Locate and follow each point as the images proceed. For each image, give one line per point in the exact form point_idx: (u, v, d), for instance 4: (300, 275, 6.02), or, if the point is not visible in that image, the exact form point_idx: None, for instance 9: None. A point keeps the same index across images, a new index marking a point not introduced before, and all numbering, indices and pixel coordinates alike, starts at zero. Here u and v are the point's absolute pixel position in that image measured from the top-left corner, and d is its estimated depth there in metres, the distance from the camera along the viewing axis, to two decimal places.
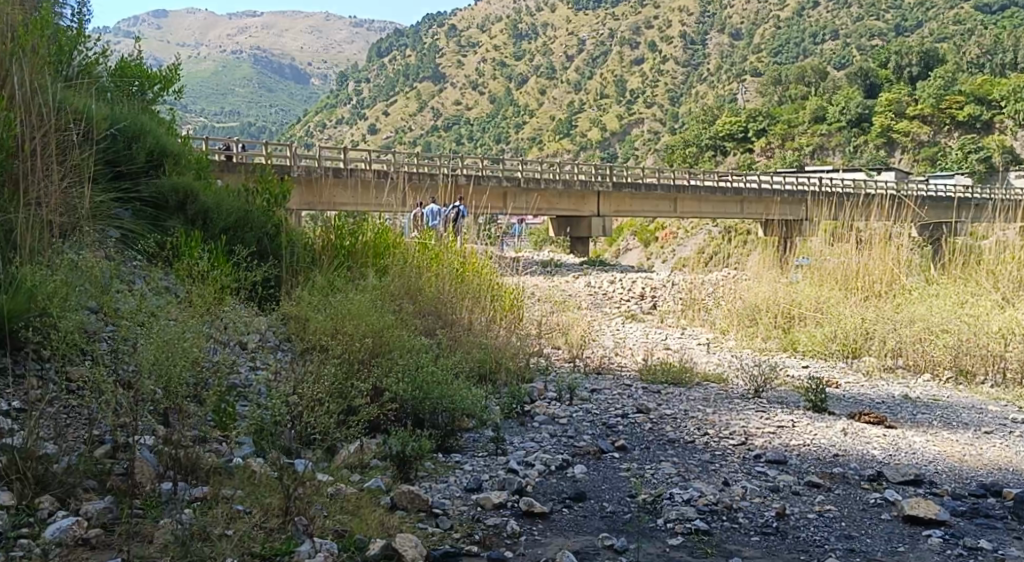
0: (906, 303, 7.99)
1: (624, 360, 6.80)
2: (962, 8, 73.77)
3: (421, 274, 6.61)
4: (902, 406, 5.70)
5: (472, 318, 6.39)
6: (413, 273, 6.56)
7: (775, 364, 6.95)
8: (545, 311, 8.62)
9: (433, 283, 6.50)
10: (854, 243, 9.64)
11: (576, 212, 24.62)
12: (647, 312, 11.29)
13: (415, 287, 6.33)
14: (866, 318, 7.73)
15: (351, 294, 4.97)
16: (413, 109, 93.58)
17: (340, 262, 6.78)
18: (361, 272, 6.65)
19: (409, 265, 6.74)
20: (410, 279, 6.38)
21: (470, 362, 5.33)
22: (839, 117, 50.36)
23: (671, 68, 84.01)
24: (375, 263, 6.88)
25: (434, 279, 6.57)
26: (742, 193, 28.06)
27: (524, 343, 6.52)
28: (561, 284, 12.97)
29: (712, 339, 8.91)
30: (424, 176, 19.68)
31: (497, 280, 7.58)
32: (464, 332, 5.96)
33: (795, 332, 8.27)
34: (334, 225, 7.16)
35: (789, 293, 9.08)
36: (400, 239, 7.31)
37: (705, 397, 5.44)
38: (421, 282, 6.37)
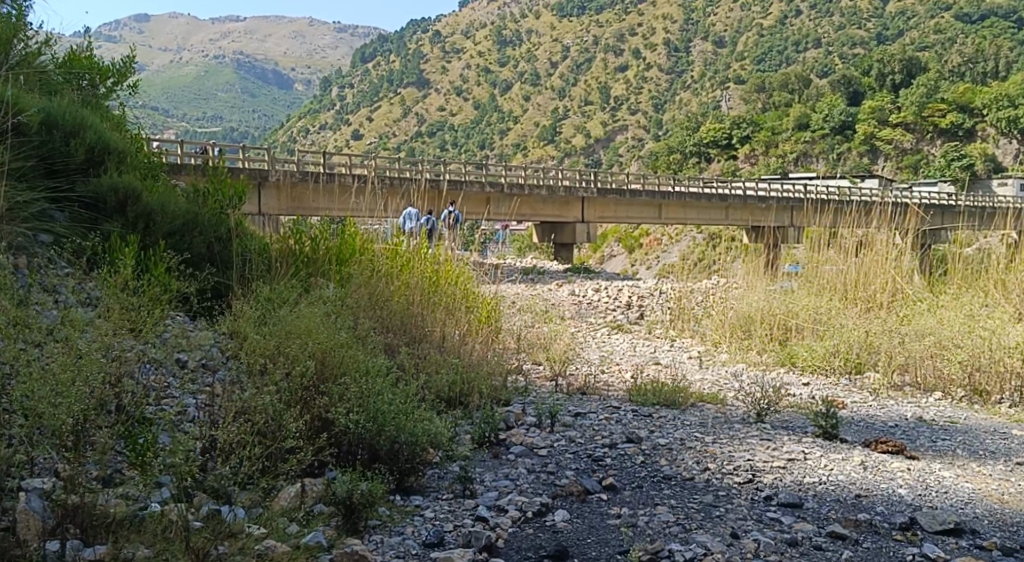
0: (914, 315, 7.46)
1: (611, 377, 6.23)
2: (943, 17, 74.33)
3: (388, 283, 6.01)
4: (918, 430, 5.15)
5: (445, 332, 5.83)
6: (381, 282, 5.96)
7: (776, 383, 6.37)
8: (526, 323, 8.05)
9: (402, 294, 5.90)
10: (851, 248, 9.09)
11: (559, 218, 24.07)
12: (634, 322, 10.75)
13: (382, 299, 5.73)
14: (870, 330, 7.20)
15: (302, 307, 4.33)
16: (397, 115, 93.07)
17: (298, 268, 6.12)
18: (320, 280, 6.01)
19: (376, 275, 6.11)
20: (377, 287, 5.80)
21: (438, 384, 4.74)
22: (824, 124, 49.93)
23: (655, 75, 84.02)
24: (339, 271, 6.24)
25: (402, 288, 5.98)
26: (727, 200, 27.62)
27: (500, 360, 5.94)
28: (544, 292, 12.38)
29: (704, 353, 8.38)
30: (404, 180, 19.15)
31: (472, 288, 7.00)
32: (433, 351, 5.35)
33: (794, 346, 7.72)
34: (297, 227, 6.55)
35: (785, 303, 8.52)
36: (369, 244, 6.66)
37: (701, 423, 4.85)
38: (388, 293, 5.78)
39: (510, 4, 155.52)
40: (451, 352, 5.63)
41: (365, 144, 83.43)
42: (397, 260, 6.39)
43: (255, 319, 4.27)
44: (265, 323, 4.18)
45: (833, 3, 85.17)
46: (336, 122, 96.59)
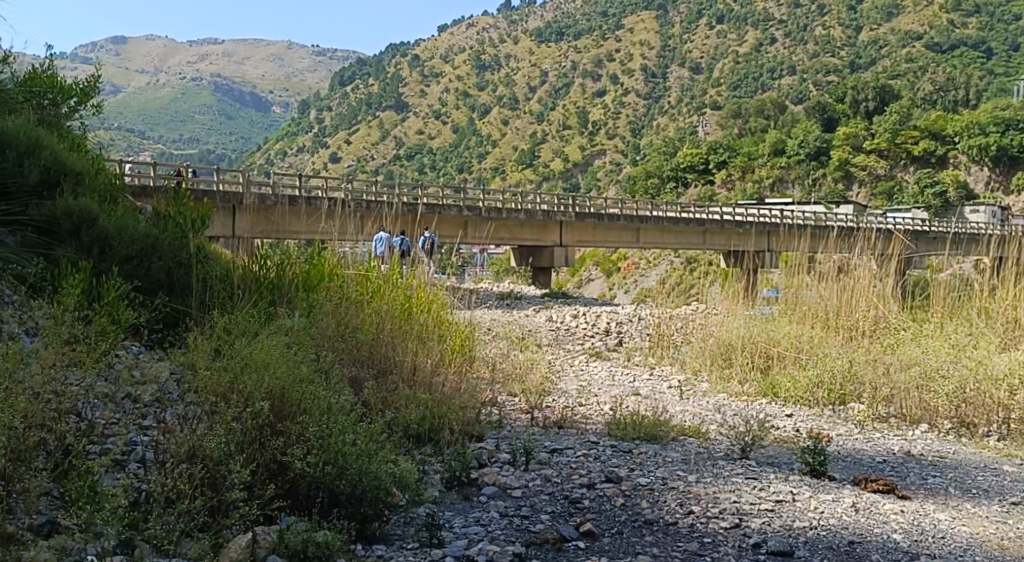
0: (898, 344, 7.31)
1: (592, 409, 5.99)
2: (914, 47, 75.71)
3: (359, 310, 5.77)
4: (907, 466, 4.96)
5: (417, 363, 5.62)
6: (353, 309, 5.73)
7: (760, 415, 6.18)
8: (502, 351, 7.83)
9: (372, 321, 5.64)
10: (833, 275, 8.94)
11: (538, 242, 23.93)
12: (612, 350, 10.54)
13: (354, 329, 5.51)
14: (854, 359, 7.03)
15: (260, 339, 4.06)
16: (375, 138, 93.02)
17: (263, 294, 5.85)
18: (285, 307, 5.73)
19: (346, 302, 5.85)
20: (349, 317, 5.56)
21: (407, 417, 4.51)
22: (798, 150, 50.17)
23: (633, 100, 84.68)
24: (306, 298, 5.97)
25: (373, 316, 5.73)
26: (705, 225, 27.54)
27: (476, 392, 5.72)
28: (521, 318, 12.15)
29: (684, 382, 8.18)
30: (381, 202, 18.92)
31: (446, 315, 6.78)
32: (401, 383, 5.09)
33: (777, 376, 7.53)
34: (264, 252, 6.30)
35: (767, 330, 8.34)
36: (339, 270, 6.40)
37: (683, 459, 4.62)
38: (360, 322, 5.54)
39: (489, 28, 156.51)
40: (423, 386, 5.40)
41: (342, 166, 83.11)
42: (368, 287, 6.16)
43: (209, 351, 4.00)
44: (220, 354, 3.91)
45: (806, 31, 86.53)
46: (314, 144, 96.17)
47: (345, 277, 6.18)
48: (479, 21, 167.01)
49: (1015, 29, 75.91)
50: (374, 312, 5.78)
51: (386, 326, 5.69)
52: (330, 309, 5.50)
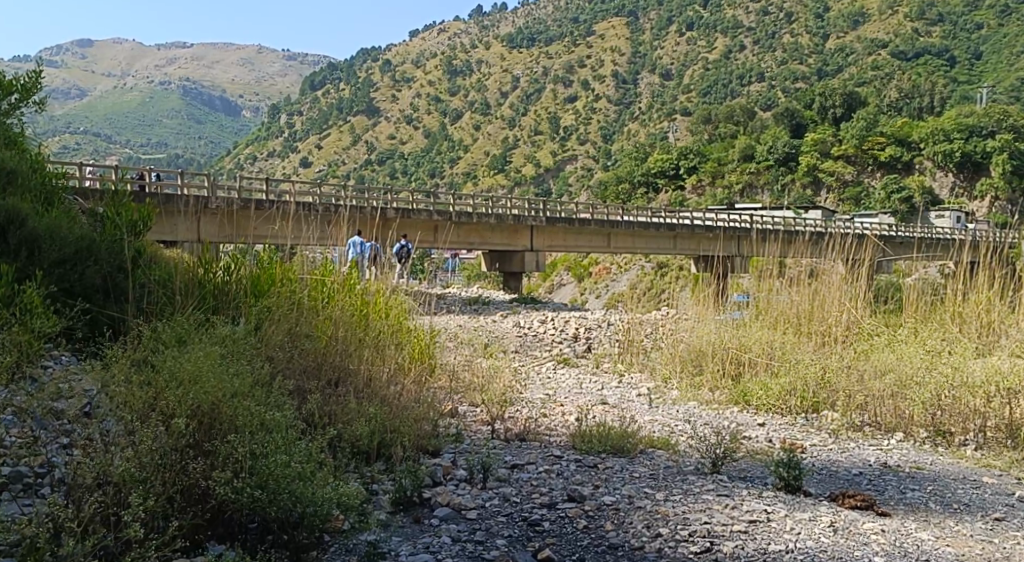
0: (873, 349, 7.12)
1: (557, 420, 5.72)
2: (880, 54, 76.56)
3: (312, 315, 5.45)
4: (884, 479, 4.73)
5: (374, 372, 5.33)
6: (306, 314, 5.41)
7: (731, 426, 5.93)
8: (465, 358, 7.56)
9: (324, 329, 5.32)
10: (806, 281, 8.74)
11: (509, 246, 23.62)
12: (581, 356, 10.28)
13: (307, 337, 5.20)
14: (827, 366, 6.83)
15: (192, 347, 3.69)
16: (347, 143, 92.36)
17: (207, 300, 5.45)
18: (229, 313, 5.37)
19: (298, 307, 5.49)
20: (301, 323, 5.25)
21: (356, 431, 4.21)
22: (768, 156, 50.62)
23: (604, 106, 84.78)
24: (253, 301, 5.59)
25: (327, 322, 5.42)
26: (675, 229, 27.42)
27: (434, 402, 5.43)
28: (488, 324, 11.86)
29: (654, 390, 7.97)
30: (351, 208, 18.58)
31: (405, 320, 6.49)
32: (351, 396, 4.74)
33: (748, 382, 7.33)
34: (212, 252, 5.94)
35: (739, 336, 8.12)
36: (291, 272, 6.01)
37: (652, 475, 4.35)
38: (313, 330, 5.23)
39: (461, 33, 156.13)
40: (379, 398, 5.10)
41: (313, 171, 82.25)
42: (322, 290, 5.85)
43: (136, 361, 3.64)
44: (145, 362, 3.56)
45: (775, 38, 87.27)
46: (284, 148, 95.08)
47: (299, 281, 5.85)
48: (451, 27, 166.62)
49: (977, 38, 77.14)
50: (328, 317, 5.47)
51: (341, 333, 5.38)
52: (280, 316, 5.19)
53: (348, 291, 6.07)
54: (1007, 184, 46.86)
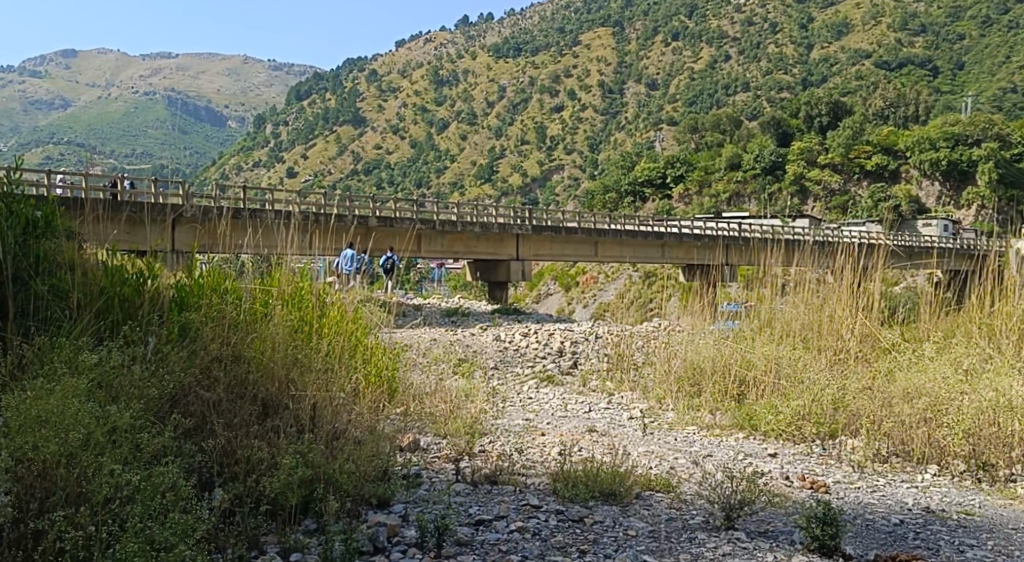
0: (898, 369, 6.25)
1: (537, 454, 4.87)
2: (864, 65, 76.32)
3: (250, 333, 4.57)
4: (932, 531, 3.88)
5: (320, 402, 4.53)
6: (242, 333, 4.54)
7: (740, 463, 5.09)
8: (434, 379, 6.69)
9: (262, 352, 4.42)
10: (815, 290, 7.91)
11: (494, 256, 22.70)
12: (566, 373, 9.37)
13: (242, 363, 4.37)
14: (848, 387, 6.00)
15: (49, 380, 2.77)
16: (333, 152, 91.15)
17: (121, 306, 4.47)
18: (151, 325, 4.43)
19: (234, 323, 4.58)
20: (235, 341, 4.41)
21: (284, 468, 3.39)
22: (754, 164, 49.57)
23: (589, 116, 84.16)
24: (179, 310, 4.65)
25: (265, 341, 4.55)
26: (663, 237, 26.54)
27: (390, 435, 4.58)
28: (465, 338, 10.96)
29: (647, 412, 7.17)
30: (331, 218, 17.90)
31: (364, 338, 5.66)
32: (281, 438, 3.86)
33: (755, 403, 6.48)
34: (142, 258, 5.05)
35: (741, 351, 7.28)
36: (234, 280, 5.08)
37: (651, 534, 3.49)
38: (248, 351, 4.37)
39: (447, 43, 155.66)
40: (324, 440, 4.26)
41: (299, 179, 80.91)
42: (264, 304, 4.97)
43: None
44: None
45: (759, 49, 86.98)
46: (270, 155, 93.79)
47: (243, 292, 4.99)
48: (437, 36, 165.90)
49: (960, 48, 76.98)
50: (270, 332, 4.63)
51: (283, 353, 4.53)
52: (208, 335, 4.30)
53: (301, 305, 5.21)
54: (993, 194, 45.96)
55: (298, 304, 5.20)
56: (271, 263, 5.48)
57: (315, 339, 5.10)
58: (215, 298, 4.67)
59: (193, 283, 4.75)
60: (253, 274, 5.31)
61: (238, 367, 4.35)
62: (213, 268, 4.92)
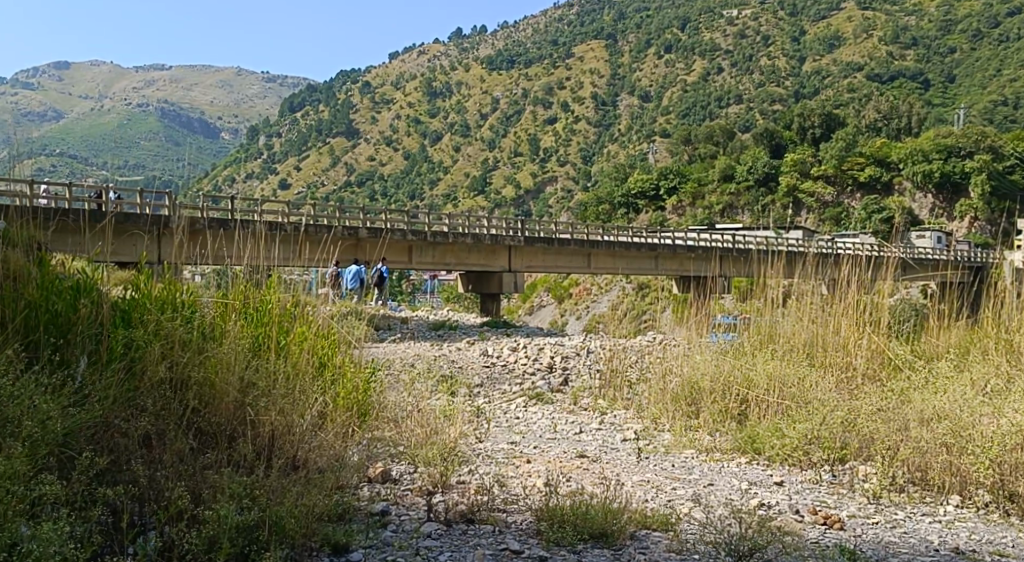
0: (912, 390, 5.81)
1: (520, 484, 4.40)
2: (855, 77, 76.50)
3: (203, 352, 4.15)
4: None
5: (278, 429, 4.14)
6: (195, 352, 4.11)
7: (749, 497, 4.62)
8: (413, 396, 6.21)
9: (213, 374, 3.99)
10: (817, 305, 7.49)
11: (486, 267, 22.23)
12: (556, 390, 8.88)
13: (190, 389, 3.95)
14: (861, 410, 5.58)
15: None
16: (325, 164, 90.55)
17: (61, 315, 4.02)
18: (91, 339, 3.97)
19: (186, 338, 4.14)
20: (182, 362, 3.98)
21: (219, 517, 3.02)
22: (748, 176, 49.26)
23: (583, 128, 83.91)
24: (128, 321, 4.17)
25: (219, 362, 4.11)
26: (656, 249, 26.09)
27: (353, 466, 4.13)
28: (451, 353, 10.47)
29: (643, 432, 6.74)
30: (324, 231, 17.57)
31: (335, 356, 5.23)
32: (224, 477, 3.38)
33: (760, 426, 6.02)
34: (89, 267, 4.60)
35: (742, 368, 6.85)
36: (193, 293, 4.62)
37: None
38: (197, 373, 3.97)
39: (441, 55, 155.78)
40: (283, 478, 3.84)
41: (292, 191, 80.34)
42: (225, 320, 4.54)
43: None
44: None
45: (752, 61, 87.13)
46: (263, 166, 93.18)
47: (201, 306, 4.56)
48: (430, 48, 166.04)
49: (951, 61, 77.10)
50: (226, 352, 4.22)
51: (239, 376, 4.12)
52: (153, 357, 3.87)
53: (266, 321, 4.80)
54: (986, 206, 45.43)
55: (262, 322, 4.76)
56: (234, 275, 5.03)
57: (278, 358, 4.65)
58: (171, 311, 4.24)
59: (147, 291, 4.30)
60: (216, 286, 4.90)
61: (186, 392, 3.97)
62: (172, 278, 4.48)
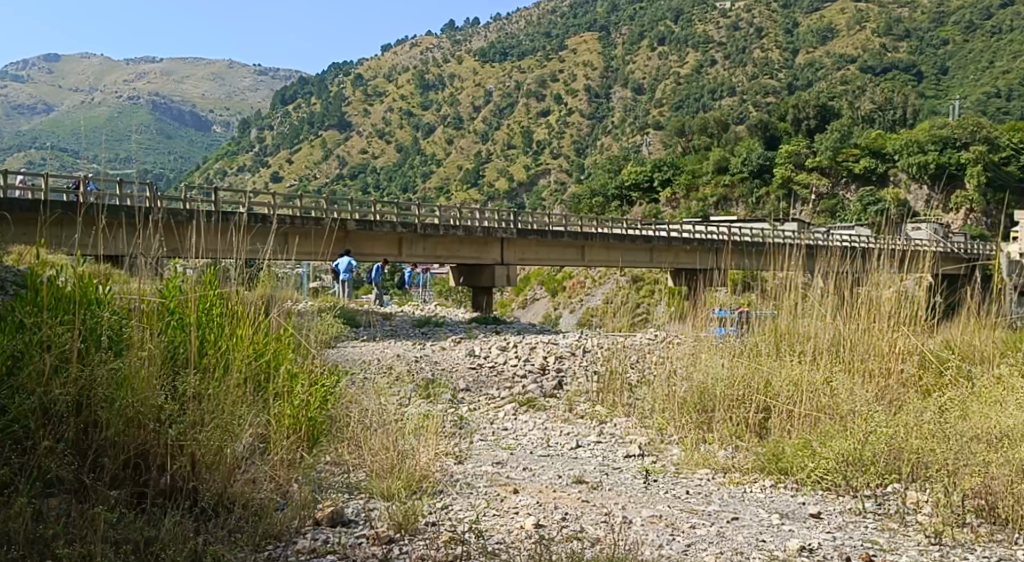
0: (970, 406, 4.96)
1: (502, 528, 3.54)
2: (849, 70, 75.81)
3: (113, 362, 3.33)
4: None
5: (204, 461, 3.35)
6: (99, 365, 3.30)
7: (796, 543, 3.73)
8: (383, 406, 5.35)
9: (110, 394, 3.21)
10: (839, 306, 6.70)
11: (478, 260, 21.33)
12: (549, 395, 8.01)
13: (87, 411, 3.17)
14: (916, 428, 4.72)
15: None
16: (318, 157, 89.17)
17: None
18: None
19: (83, 336, 3.32)
20: (77, 379, 3.16)
21: None
22: (742, 168, 48.35)
23: (576, 120, 82.66)
24: (24, 318, 3.35)
25: (131, 377, 3.31)
26: (651, 241, 25.15)
27: (282, 520, 3.34)
28: (435, 354, 9.58)
29: (647, 445, 5.94)
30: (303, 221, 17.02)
31: (285, 361, 4.39)
32: None
33: (787, 444, 5.17)
34: None
35: (760, 373, 6.06)
36: (113, 291, 3.77)
37: None
38: (99, 386, 3.20)
39: (433, 47, 153.89)
40: (199, 547, 3.03)
41: (283, 183, 79.01)
42: (155, 323, 3.75)
43: None
44: None
45: (745, 53, 86.29)
46: (254, 158, 91.72)
47: (122, 304, 3.74)
48: (423, 41, 164.49)
49: (944, 53, 76.31)
50: (137, 363, 3.39)
51: (150, 400, 3.32)
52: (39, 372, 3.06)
53: (203, 323, 3.97)
54: (982, 197, 44.60)
55: (199, 325, 3.93)
56: (171, 271, 4.20)
57: (217, 371, 3.83)
58: (70, 309, 3.41)
59: (45, 284, 3.46)
60: (143, 278, 4.05)
61: (82, 420, 3.17)
62: (84, 266, 3.67)
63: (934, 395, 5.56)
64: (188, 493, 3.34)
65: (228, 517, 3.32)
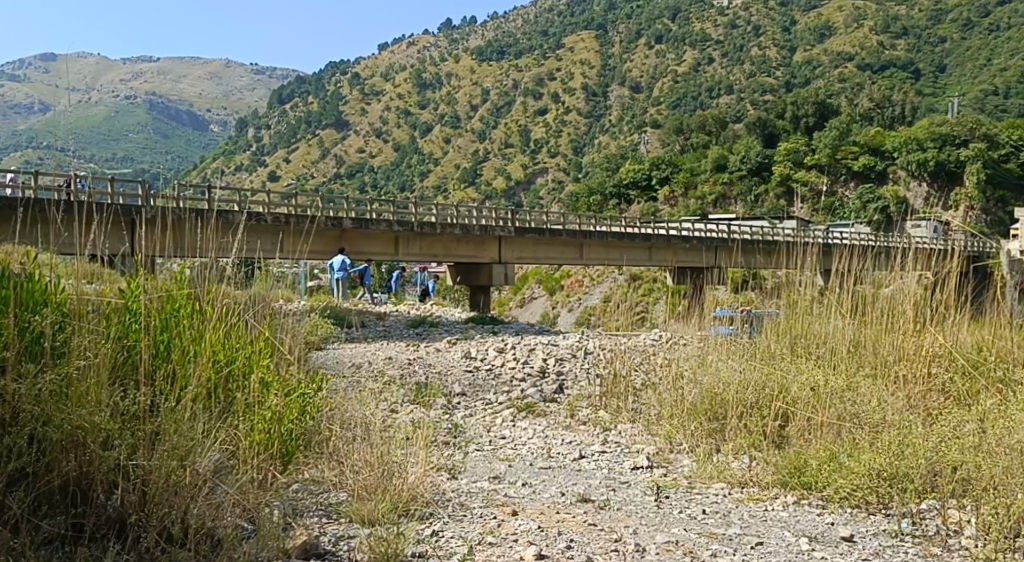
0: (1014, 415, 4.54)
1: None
2: (847, 67, 75.51)
3: (54, 371, 2.88)
4: None
5: (161, 483, 2.93)
6: (38, 374, 2.86)
7: None
8: (369, 414, 4.92)
9: (47, 401, 2.78)
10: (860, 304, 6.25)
11: (475, 258, 20.86)
12: (549, 400, 7.57)
13: (22, 425, 2.73)
14: (956, 441, 4.29)
15: None
16: (314, 156, 88.41)
17: None
18: None
19: (20, 337, 2.88)
20: (9, 391, 2.69)
21: None
22: (740, 165, 48.01)
23: (574, 119, 82.04)
24: None
25: (74, 385, 2.87)
26: (650, 240, 24.68)
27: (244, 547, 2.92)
28: (429, 357, 9.11)
29: (657, 456, 5.50)
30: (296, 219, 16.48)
31: (259, 368, 3.94)
32: None
33: (813, 455, 4.72)
34: None
35: (778, 378, 5.62)
36: (58, 283, 3.31)
37: None
38: (37, 397, 2.76)
39: (431, 45, 153.04)
40: None
41: (281, 182, 78.53)
42: (112, 323, 3.29)
43: None
44: None
45: (742, 51, 85.87)
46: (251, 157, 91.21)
47: (73, 300, 3.27)
48: (421, 40, 163.67)
49: (941, 51, 75.71)
50: (83, 371, 2.95)
51: (94, 414, 2.88)
52: None
53: (166, 327, 3.51)
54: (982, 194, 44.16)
55: (164, 327, 3.49)
56: (133, 268, 3.75)
57: (180, 381, 3.40)
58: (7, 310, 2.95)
59: None
60: (99, 274, 3.59)
61: (19, 434, 2.73)
62: (28, 260, 3.22)
63: (966, 406, 5.14)
64: (139, 521, 2.91)
65: (184, 547, 2.90)
